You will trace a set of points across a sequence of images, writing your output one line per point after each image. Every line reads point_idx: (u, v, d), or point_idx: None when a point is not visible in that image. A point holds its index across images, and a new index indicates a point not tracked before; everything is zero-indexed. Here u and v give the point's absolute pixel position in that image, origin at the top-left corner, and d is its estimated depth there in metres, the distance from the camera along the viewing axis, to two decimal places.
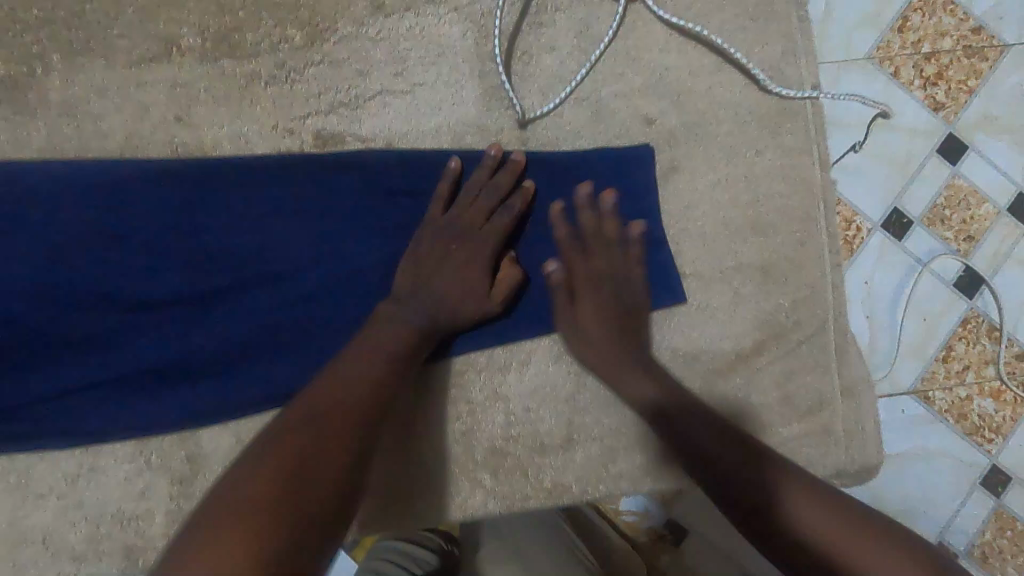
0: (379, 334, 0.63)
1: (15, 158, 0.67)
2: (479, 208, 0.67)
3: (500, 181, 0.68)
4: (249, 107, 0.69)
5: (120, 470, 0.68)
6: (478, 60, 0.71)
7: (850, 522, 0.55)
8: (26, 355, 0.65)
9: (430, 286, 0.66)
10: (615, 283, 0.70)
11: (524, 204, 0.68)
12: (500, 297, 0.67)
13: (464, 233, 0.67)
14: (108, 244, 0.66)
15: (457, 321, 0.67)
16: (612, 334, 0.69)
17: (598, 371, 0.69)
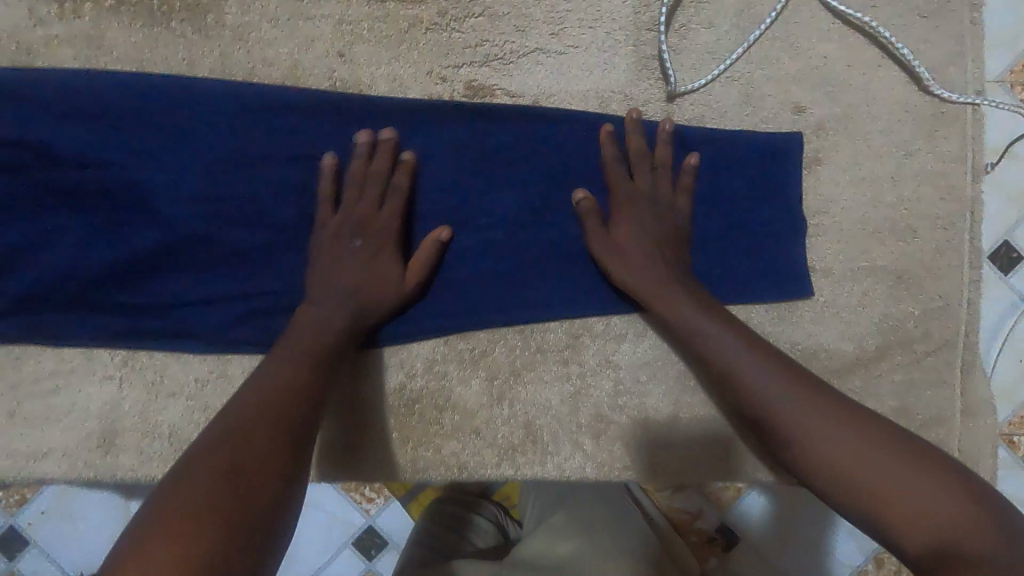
0: (302, 330, 0.63)
1: (188, 75, 0.71)
2: (372, 198, 0.67)
3: (378, 168, 0.67)
4: (408, 50, 0.71)
5: (246, 381, 0.72)
6: (636, 29, 0.71)
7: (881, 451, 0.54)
8: (177, 260, 0.69)
9: (337, 280, 0.65)
10: (670, 221, 0.67)
11: (410, 176, 0.68)
12: (416, 272, 0.67)
13: (364, 220, 0.67)
14: (265, 166, 0.69)
15: (379, 304, 0.66)
16: (647, 249, 0.66)
17: (651, 282, 0.65)
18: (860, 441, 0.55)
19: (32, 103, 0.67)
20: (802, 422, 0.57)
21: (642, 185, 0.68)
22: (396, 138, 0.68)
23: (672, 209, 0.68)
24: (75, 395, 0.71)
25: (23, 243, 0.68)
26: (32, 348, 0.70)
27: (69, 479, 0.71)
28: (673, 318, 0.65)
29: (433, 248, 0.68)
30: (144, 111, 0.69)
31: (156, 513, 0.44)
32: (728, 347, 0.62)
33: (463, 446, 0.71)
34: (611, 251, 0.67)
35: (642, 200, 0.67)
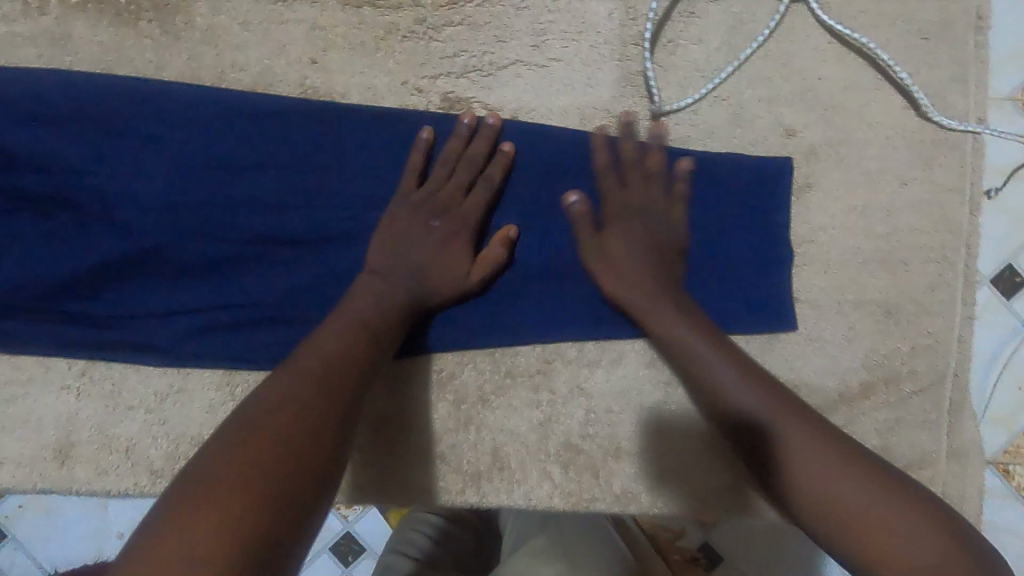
0: (359, 305, 0.61)
1: (154, 78, 0.68)
2: (458, 182, 0.65)
3: (476, 155, 0.65)
4: (383, 58, 0.68)
5: (207, 396, 0.70)
6: (621, 43, 0.68)
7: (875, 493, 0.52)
8: (136, 270, 0.67)
9: (405, 260, 0.64)
10: (660, 230, 0.65)
11: (503, 169, 0.65)
12: (480, 270, 0.65)
13: (445, 205, 0.65)
14: (231, 175, 0.67)
15: (437, 296, 0.65)
16: (647, 264, 0.64)
17: (641, 297, 0.64)
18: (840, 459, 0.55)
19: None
20: (784, 431, 0.57)
21: (629, 191, 0.65)
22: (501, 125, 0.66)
23: (670, 220, 0.65)
24: (32, 404, 0.69)
25: None
26: None
27: (23, 490, 0.70)
28: (658, 332, 0.64)
29: (501, 249, 0.65)
30: (108, 114, 0.66)
31: (220, 470, 0.45)
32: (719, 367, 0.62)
33: (427, 471, 0.69)
34: (603, 261, 0.65)
35: (638, 210, 0.65)
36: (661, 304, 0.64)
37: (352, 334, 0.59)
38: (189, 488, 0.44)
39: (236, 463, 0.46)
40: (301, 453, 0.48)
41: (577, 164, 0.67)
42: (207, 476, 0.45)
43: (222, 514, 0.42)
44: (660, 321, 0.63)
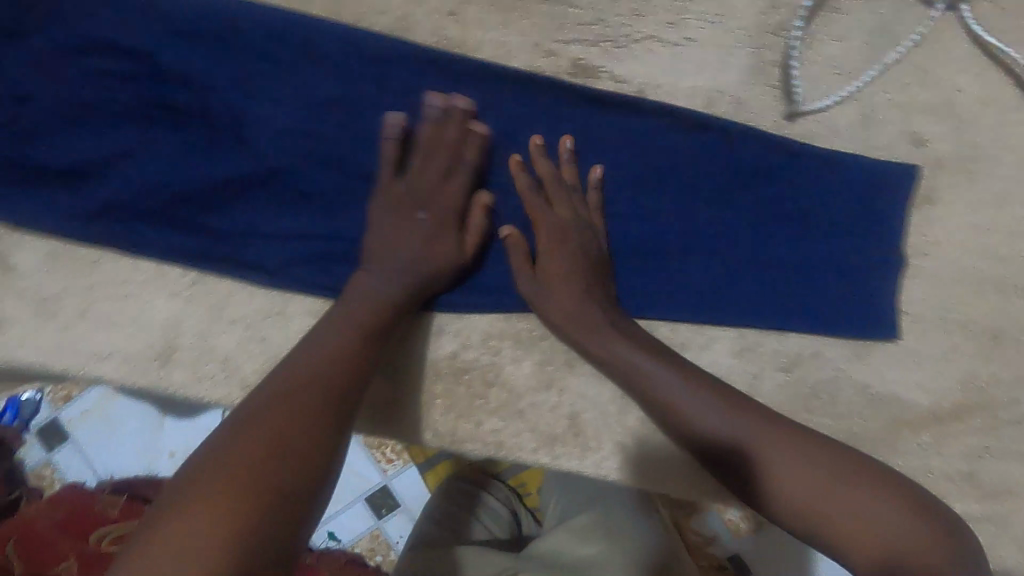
0: (353, 306, 0.63)
1: (300, 12, 0.71)
2: (439, 166, 0.67)
3: (451, 139, 0.67)
4: (519, 18, 0.69)
5: (305, 320, 0.72)
6: (759, 30, 0.68)
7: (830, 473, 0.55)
8: (261, 191, 0.71)
9: (399, 249, 0.66)
10: (593, 247, 0.67)
11: (475, 153, 0.68)
12: (473, 245, 0.68)
13: (429, 194, 0.67)
14: (360, 114, 0.71)
15: (435, 277, 0.67)
16: (581, 282, 0.66)
17: (572, 318, 0.66)
18: (811, 460, 0.56)
19: (156, 21, 0.71)
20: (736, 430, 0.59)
21: (558, 213, 0.67)
22: (472, 108, 0.68)
23: (593, 233, 0.68)
24: (143, 305, 0.73)
25: (130, 153, 0.72)
26: (112, 253, 0.73)
27: (123, 385, 0.73)
28: (597, 352, 0.66)
29: (481, 218, 0.68)
30: (256, 43, 0.71)
31: (217, 464, 0.48)
32: (677, 391, 0.62)
33: (504, 426, 0.70)
34: (541, 288, 0.67)
35: (568, 227, 0.67)
36: (593, 324, 0.65)
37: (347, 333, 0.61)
38: (185, 483, 0.47)
39: (234, 454, 0.48)
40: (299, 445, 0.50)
41: (696, 145, 0.69)
42: (207, 465, 0.48)
43: (217, 513, 0.44)
44: (597, 344, 0.65)
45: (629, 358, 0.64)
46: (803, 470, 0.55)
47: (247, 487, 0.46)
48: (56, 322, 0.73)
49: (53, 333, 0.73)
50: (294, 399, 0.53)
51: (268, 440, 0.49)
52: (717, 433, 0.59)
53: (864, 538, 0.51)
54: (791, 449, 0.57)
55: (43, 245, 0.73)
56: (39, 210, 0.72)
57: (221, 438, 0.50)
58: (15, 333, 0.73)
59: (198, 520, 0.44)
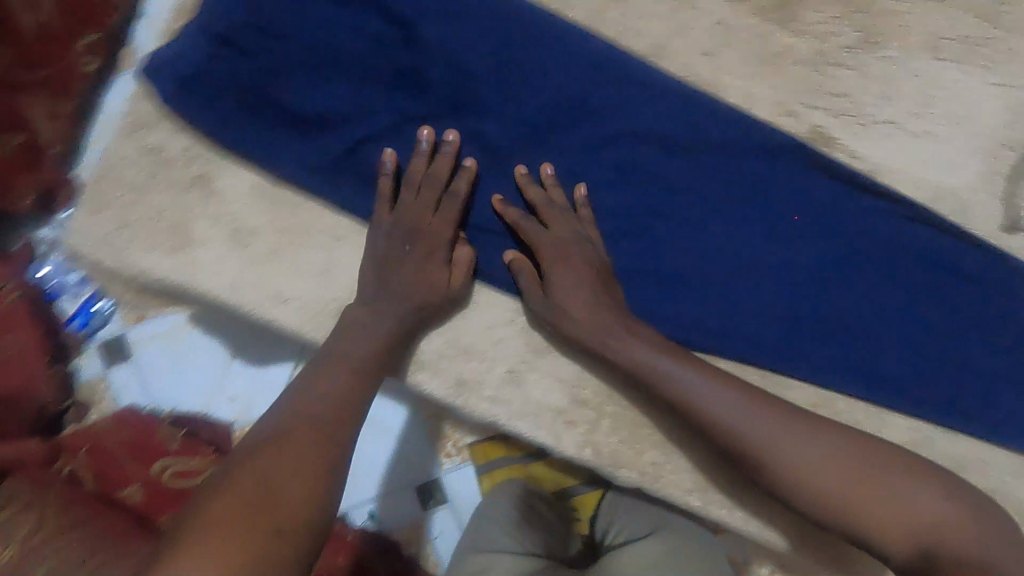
0: (350, 341, 0.63)
1: (560, 17, 0.73)
2: (427, 202, 0.69)
3: (437, 171, 0.69)
4: (770, 74, 0.71)
5: (491, 313, 0.72)
6: (997, 141, 0.70)
7: (854, 465, 0.57)
8: (481, 177, 0.72)
9: (405, 282, 0.67)
10: (595, 261, 0.68)
11: (466, 186, 0.70)
12: (461, 277, 0.70)
13: (419, 223, 0.69)
14: (596, 127, 0.71)
15: (427, 305, 0.68)
16: (588, 295, 0.66)
17: (586, 337, 0.66)
18: (830, 455, 0.57)
19: None
20: (757, 438, 0.59)
21: (558, 228, 0.68)
22: (457, 138, 0.70)
23: (593, 247, 0.69)
24: (335, 260, 0.73)
25: (359, 110, 0.72)
26: (315, 203, 0.73)
27: (297, 334, 0.73)
28: (616, 359, 0.65)
29: (469, 251, 0.70)
30: (513, 35, 0.72)
31: (212, 511, 0.47)
32: (696, 385, 0.61)
33: (665, 461, 0.71)
34: (552, 308, 0.67)
35: (567, 244, 0.67)
36: (604, 330, 0.65)
37: (340, 370, 0.60)
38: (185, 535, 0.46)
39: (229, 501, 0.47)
40: (285, 476, 0.50)
41: (914, 236, 0.69)
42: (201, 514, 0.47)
43: (228, 552, 0.44)
44: (625, 346, 0.65)
45: (655, 365, 0.63)
46: (827, 468, 0.57)
47: (244, 531, 0.46)
48: (241, 255, 0.73)
49: (238, 265, 0.72)
50: (275, 441, 0.52)
51: (258, 478, 0.49)
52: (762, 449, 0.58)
53: (904, 528, 0.53)
54: (807, 445, 0.58)
55: (249, 178, 0.73)
56: (257, 145, 0.72)
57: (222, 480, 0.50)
58: (200, 259, 0.72)
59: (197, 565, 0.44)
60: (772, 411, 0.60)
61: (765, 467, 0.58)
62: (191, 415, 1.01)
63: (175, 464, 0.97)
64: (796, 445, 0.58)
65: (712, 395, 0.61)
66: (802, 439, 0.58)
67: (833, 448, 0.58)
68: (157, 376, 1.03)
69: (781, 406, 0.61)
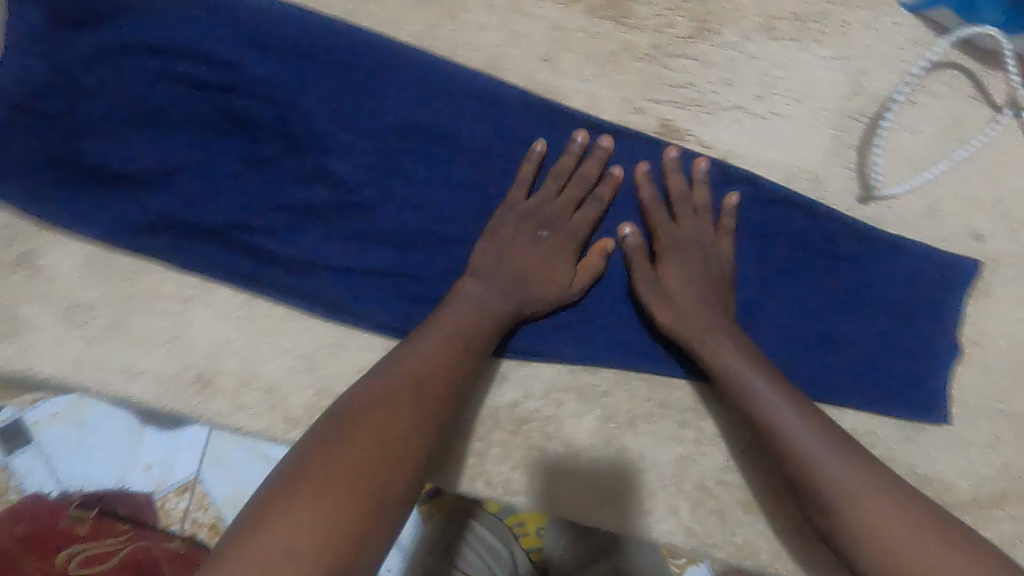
0: (460, 308, 0.61)
1: (391, 37, 0.69)
2: (568, 198, 0.66)
3: (587, 174, 0.66)
4: (612, 73, 0.70)
5: (360, 357, 0.69)
6: (842, 113, 0.70)
7: (922, 521, 0.50)
8: (329, 216, 0.68)
9: (517, 267, 0.64)
10: (716, 267, 0.65)
11: (610, 194, 0.66)
12: (581, 284, 0.66)
13: (555, 216, 0.66)
14: (443, 149, 0.68)
15: (534, 306, 0.64)
16: (699, 299, 0.64)
17: (684, 336, 0.64)
18: (893, 502, 0.51)
19: (242, 31, 0.68)
20: (816, 455, 0.55)
21: (687, 229, 0.66)
22: (611, 149, 0.67)
23: (719, 256, 0.66)
24: (185, 324, 0.68)
25: (191, 161, 0.67)
26: (156, 266, 0.68)
27: (151, 408, 0.68)
28: (710, 358, 0.62)
29: (599, 260, 0.66)
30: (342, 64, 0.68)
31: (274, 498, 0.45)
32: (770, 393, 0.59)
33: (558, 480, 0.69)
34: (658, 295, 0.65)
35: (691, 245, 0.65)
36: (718, 332, 0.63)
37: (444, 347, 0.58)
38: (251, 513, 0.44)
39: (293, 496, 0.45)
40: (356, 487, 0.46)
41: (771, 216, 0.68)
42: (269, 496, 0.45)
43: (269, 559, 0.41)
44: (723, 346, 0.62)
45: (737, 368, 0.61)
46: (888, 509, 0.51)
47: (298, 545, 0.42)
48: (80, 333, 0.68)
49: (76, 345, 0.67)
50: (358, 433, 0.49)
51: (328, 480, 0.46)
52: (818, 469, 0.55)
53: None
54: (874, 488, 0.52)
55: (78, 249, 0.68)
56: (81, 212, 0.67)
57: (316, 439, 0.49)
58: (37, 342, 0.67)
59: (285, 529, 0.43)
60: (848, 446, 0.55)
61: (819, 486, 0.54)
62: (105, 492, 0.88)
63: (87, 549, 0.85)
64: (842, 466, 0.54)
65: (792, 416, 0.58)
66: (866, 474, 0.53)
67: (901, 494, 0.52)
68: (60, 455, 0.88)
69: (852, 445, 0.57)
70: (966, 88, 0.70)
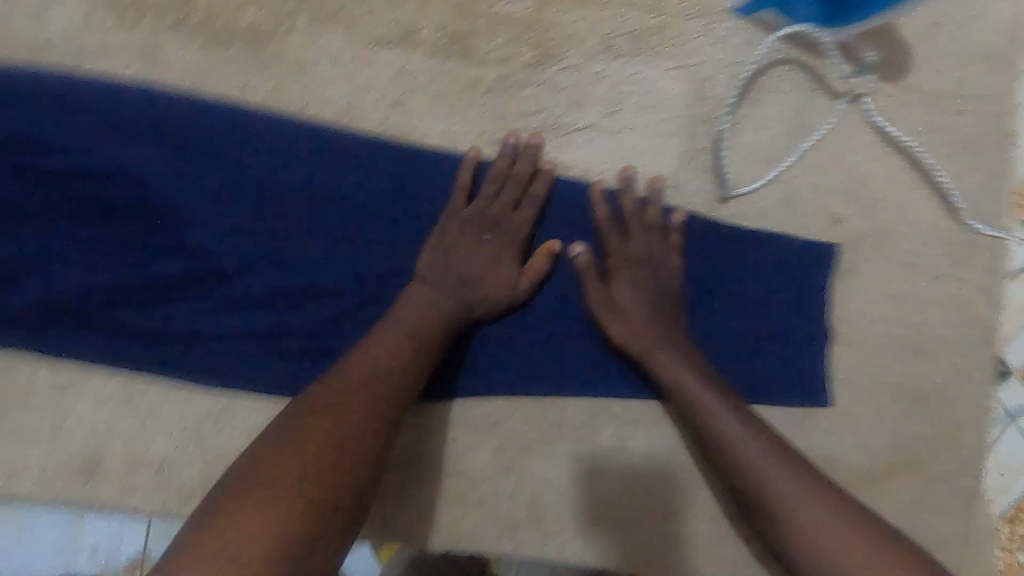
0: (406, 314, 0.64)
1: (240, 102, 0.70)
2: (507, 199, 0.68)
3: (521, 173, 0.69)
4: (464, 109, 0.71)
5: (249, 421, 0.69)
6: (691, 120, 0.72)
7: (842, 517, 0.58)
8: (199, 286, 0.68)
9: (462, 270, 0.67)
10: (662, 283, 0.69)
11: (546, 190, 0.69)
12: (528, 283, 0.68)
13: (495, 218, 0.68)
14: (304, 205, 0.69)
15: (484, 307, 0.67)
16: (649, 314, 0.68)
17: (637, 347, 0.67)
18: (817, 502, 0.59)
19: (86, 114, 0.68)
20: (754, 462, 0.62)
21: (634, 247, 0.69)
22: (541, 146, 0.70)
23: (667, 272, 0.69)
24: (67, 413, 0.68)
25: (52, 252, 0.67)
26: (30, 359, 0.68)
27: (44, 502, 0.68)
28: (664, 369, 0.67)
29: (545, 260, 0.69)
30: (194, 133, 0.68)
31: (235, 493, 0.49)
32: (712, 403, 0.65)
33: (464, 515, 0.70)
34: (608, 308, 0.68)
35: (640, 264, 0.69)
36: (668, 346, 0.67)
37: (396, 348, 0.62)
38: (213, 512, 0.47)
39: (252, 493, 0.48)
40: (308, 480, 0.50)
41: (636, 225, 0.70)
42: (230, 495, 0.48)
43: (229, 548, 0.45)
44: (674, 357, 0.67)
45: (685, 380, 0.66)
46: (815, 508, 0.59)
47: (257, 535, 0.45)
48: None
49: None
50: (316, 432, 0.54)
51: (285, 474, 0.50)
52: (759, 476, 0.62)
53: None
54: (800, 489, 0.60)
55: None
56: None
57: (274, 449, 0.52)
58: None
59: (237, 535, 0.46)
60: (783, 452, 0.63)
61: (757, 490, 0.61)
62: None
63: None
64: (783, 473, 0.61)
65: (732, 425, 0.64)
66: (796, 479, 0.61)
67: (826, 492, 0.60)
68: None
69: (795, 456, 0.64)
70: (805, 81, 0.73)
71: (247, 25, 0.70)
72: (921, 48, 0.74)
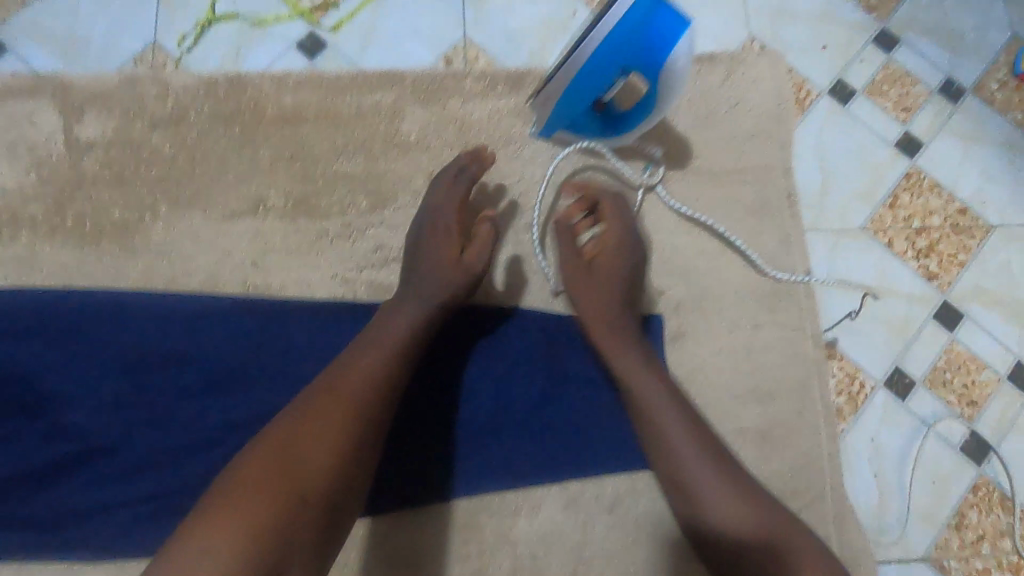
0: (382, 320, 0.71)
1: (112, 288, 0.78)
2: (447, 183, 0.78)
3: (465, 158, 0.80)
4: (315, 257, 0.81)
5: None
6: (515, 231, 0.83)
7: None
8: (83, 463, 0.73)
9: (419, 258, 0.75)
10: (634, 272, 0.78)
11: (477, 166, 0.79)
12: (474, 252, 0.75)
13: (438, 205, 0.78)
14: (176, 367, 0.76)
15: (445, 286, 0.73)
16: (620, 290, 0.77)
17: (609, 322, 0.75)
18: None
19: None
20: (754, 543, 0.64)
21: (616, 229, 0.79)
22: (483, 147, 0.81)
23: (638, 261, 0.79)
24: None
25: None
26: None
27: None
28: (639, 388, 0.73)
29: (487, 225, 0.77)
30: (67, 323, 0.76)
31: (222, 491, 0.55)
32: (706, 484, 0.68)
33: None
34: (587, 270, 0.78)
35: (622, 247, 0.78)
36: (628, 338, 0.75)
37: (376, 352, 0.68)
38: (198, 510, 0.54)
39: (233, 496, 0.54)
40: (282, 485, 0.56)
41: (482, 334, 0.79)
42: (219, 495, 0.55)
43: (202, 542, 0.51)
44: (650, 380, 0.73)
45: (675, 453, 0.70)
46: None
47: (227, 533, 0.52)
48: None
49: None
50: (296, 433, 0.59)
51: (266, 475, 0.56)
52: (719, 515, 0.66)
53: None
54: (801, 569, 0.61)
55: None
56: None
57: (254, 455, 0.58)
58: None
59: (220, 526, 0.52)
60: (779, 524, 0.65)
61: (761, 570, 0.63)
62: None
63: None
64: (720, 495, 0.67)
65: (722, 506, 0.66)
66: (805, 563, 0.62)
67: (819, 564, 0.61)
68: None
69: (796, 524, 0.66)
70: (606, 181, 0.85)
71: (117, 222, 0.80)
72: (696, 138, 0.88)
